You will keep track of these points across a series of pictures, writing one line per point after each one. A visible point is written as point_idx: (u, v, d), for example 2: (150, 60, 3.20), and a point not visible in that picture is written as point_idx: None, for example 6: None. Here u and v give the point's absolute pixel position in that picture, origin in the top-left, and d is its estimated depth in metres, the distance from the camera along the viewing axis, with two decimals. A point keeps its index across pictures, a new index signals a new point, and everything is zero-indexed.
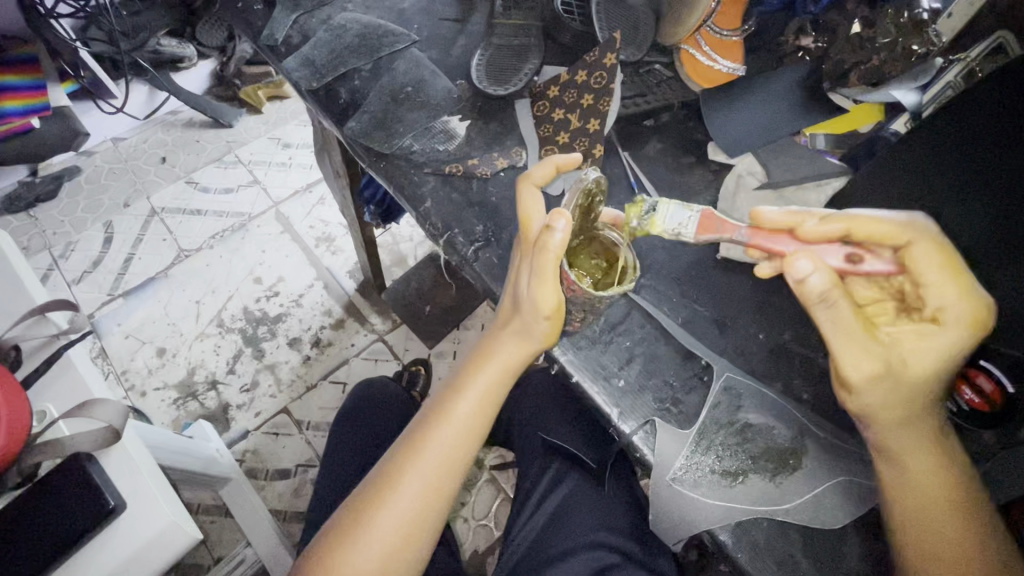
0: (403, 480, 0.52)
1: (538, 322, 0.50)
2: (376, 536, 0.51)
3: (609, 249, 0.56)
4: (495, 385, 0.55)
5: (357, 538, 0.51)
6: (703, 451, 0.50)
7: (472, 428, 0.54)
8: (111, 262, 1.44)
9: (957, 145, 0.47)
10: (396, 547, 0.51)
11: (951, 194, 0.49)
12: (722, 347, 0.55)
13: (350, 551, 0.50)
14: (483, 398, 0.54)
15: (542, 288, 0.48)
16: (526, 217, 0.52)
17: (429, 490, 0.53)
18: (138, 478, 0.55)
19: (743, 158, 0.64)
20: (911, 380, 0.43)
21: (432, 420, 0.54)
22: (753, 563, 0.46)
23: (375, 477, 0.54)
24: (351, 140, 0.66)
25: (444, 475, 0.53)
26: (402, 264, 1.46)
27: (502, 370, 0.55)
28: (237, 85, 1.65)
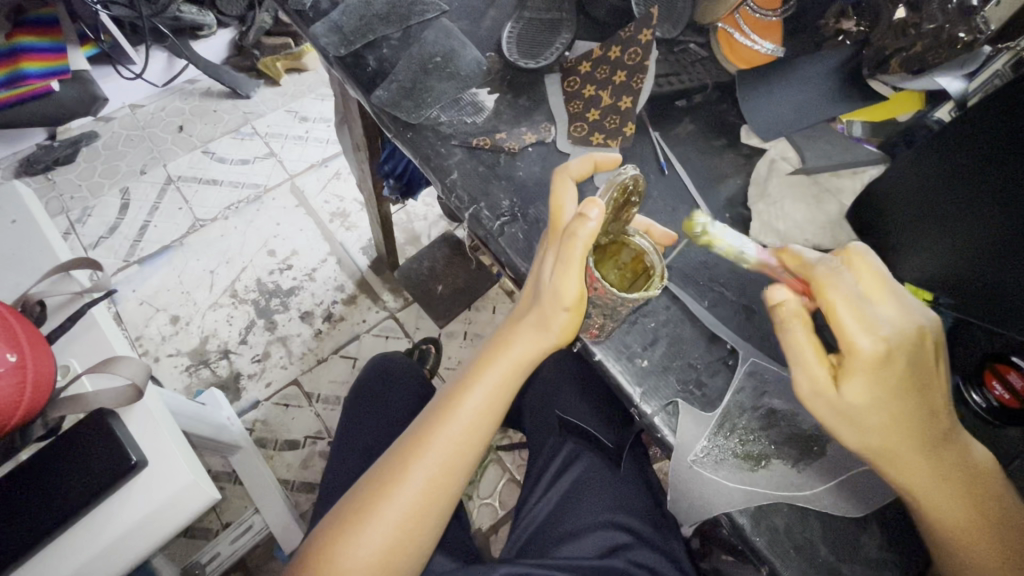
0: (407, 474, 0.52)
1: (557, 314, 0.50)
2: (378, 528, 0.51)
3: (636, 259, 0.54)
4: (509, 378, 0.54)
5: (361, 530, 0.51)
6: (726, 434, 0.49)
7: (481, 422, 0.54)
8: (128, 228, 1.45)
9: (1000, 144, 0.45)
10: (398, 540, 0.51)
11: (977, 199, 0.48)
12: (748, 332, 0.54)
13: (350, 541, 0.50)
14: (492, 394, 0.54)
15: (565, 274, 0.46)
16: (557, 207, 0.51)
17: (434, 483, 0.53)
18: (160, 436, 0.55)
19: (778, 142, 0.63)
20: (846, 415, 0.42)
21: (441, 413, 0.54)
22: (772, 547, 0.46)
23: (381, 467, 0.54)
24: (378, 108, 0.65)
25: (449, 468, 0.53)
26: (415, 242, 1.45)
27: (513, 366, 0.54)
28: (256, 55, 1.66)
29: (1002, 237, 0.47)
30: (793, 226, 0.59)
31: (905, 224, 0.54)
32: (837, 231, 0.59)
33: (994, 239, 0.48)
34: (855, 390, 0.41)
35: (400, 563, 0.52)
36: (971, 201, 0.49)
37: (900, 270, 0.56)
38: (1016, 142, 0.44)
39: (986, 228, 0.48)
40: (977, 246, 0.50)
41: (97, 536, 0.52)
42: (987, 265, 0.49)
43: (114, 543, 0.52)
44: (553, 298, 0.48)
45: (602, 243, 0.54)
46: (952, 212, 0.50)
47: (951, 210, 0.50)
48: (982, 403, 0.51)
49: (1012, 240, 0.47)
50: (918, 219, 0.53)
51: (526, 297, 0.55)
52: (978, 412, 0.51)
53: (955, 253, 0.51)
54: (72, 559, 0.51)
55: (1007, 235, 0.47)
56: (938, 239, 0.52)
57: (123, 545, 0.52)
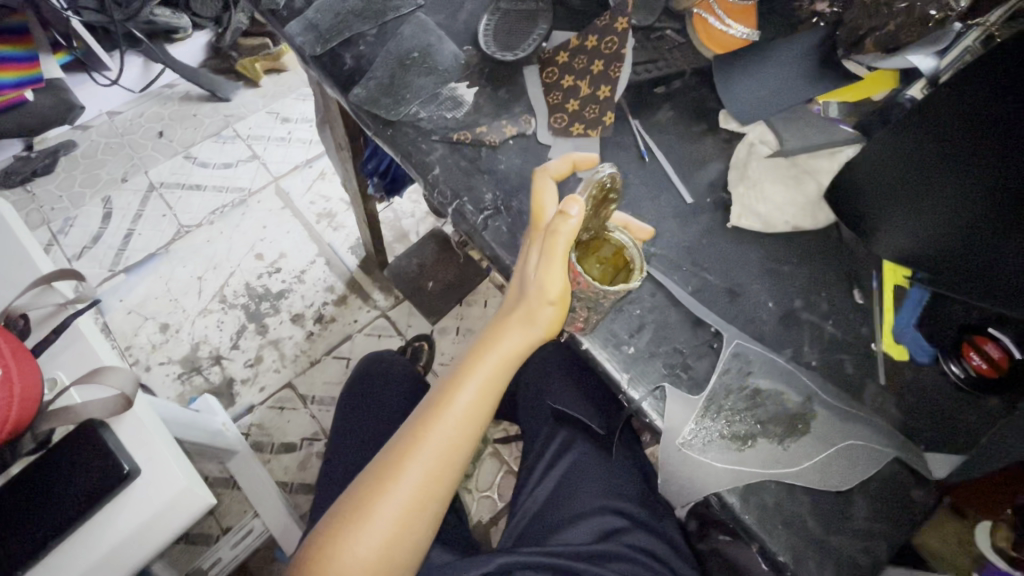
0: (403, 471, 0.52)
1: (543, 308, 0.50)
2: (377, 525, 0.51)
3: (617, 253, 0.54)
4: (499, 370, 0.54)
5: (360, 527, 0.51)
6: (712, 416, 0.50)
7: (474, 414, 0.54)
8: (112, 237, 1.43)
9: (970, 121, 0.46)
10: (398, 535, 0.52)
11: (965, 167, 0.48)
12: (732, 315, 0.55)
13: (349, 538, 0.51)
14: (483, 387, 0.54)
15: (553, 269, 0.48)
16: (538, 206, 0.52)
17: (429, 479, 0.53)
18: (152, 445, 0.55)
19: (758, 126, 0.63)
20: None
21: (434, 408, 0.54)
22: (761, 525, 0.47)
23: (376, 465, 0.54)
24: (357, 107, 0.65)
25: (445, 464, 0.54)
26: (404, 240, 1.45)
27: (504, 358, 0.54)
28: (234, 57, 1.64)
29: (994, 203, 0.47)
30: (773, 209, 0.58)
31: (884, 201, 0.54)
32: (817, 212, 0.59)
33: (983, 207, 0.48)
34: None
35: (401, 556, 0.53)
36: (958, 168, 0.48)
37: (879, 249, 0.57)
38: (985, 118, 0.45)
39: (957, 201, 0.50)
40: (963, 215, 0.50)
41: (92, 546, 0.52)
42: (958, 237, 0.51)
43: (110, 552, 0.52)
44: (540, 296, 0.50)
45: (583, 239, 0.55)
46: (937, 183, 0.50)
47: (936, 181, 0.50)
48: (960, 373, 0.52)
49: (1004, 205, 0.47)
50: (892, 196, 0.54)
51: (513, 290, 0.55)
52: (954, 381, 0.52)
53: (939, 225, 0.52)
54: (67, 571, 0.51)
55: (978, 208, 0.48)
56: (919, 212, 0.53)
57: (120, 554, 0.52)
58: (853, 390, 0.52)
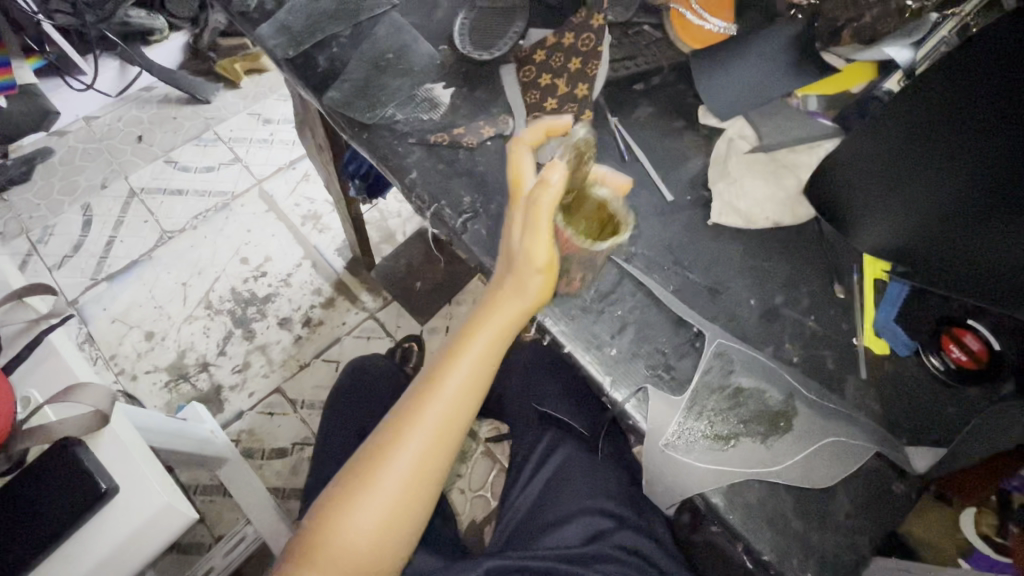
0: (394, 456, 0.51)
1: (530, 278, 0.49)
2: (370, 510, 0.50)
3: (602, 208, 0.52)
4: (489, 350, 0.52)
5: (355, 511, 0.50)
6: (695, 417, 0.50)
7: (466, 396, 0.52)
8: (93, 245, 1.41)
9: (952, 112, 0.45)
10: (392, 519, 0.51)
11: (955, 150, 0.47)
12: (713, 313, 0.55)
13: (347, 516, 0.50)
14: (474, 368, 0.52)
15: (538, 237, 0.47)
16: (517, 177, 0.51)
17: (425, 459, 0.52)
18: (130, 462, 0.54)
19: (735, 122, 0.63)
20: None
21: (424, 391, 0.52)
22: (745, 523, 0.47)
23: (371, 442, 0.53)
24: (332, 111, 0.64)
25: (441, 443, 0.52)
26: (390, 240, 1.44)
27: (495, 336, 0.52)
28: (213, 58, 1.61)
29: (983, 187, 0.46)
30: (753, 204, 0.58)
31: (869, 186, 0.54)
32: (797, 207, 0.58)
33: (972, 191, 0.47)
34: None
35: (397, 540, 0.52)
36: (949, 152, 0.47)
37: (863, 237, 0.56)
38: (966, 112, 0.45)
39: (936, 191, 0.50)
40: (950, 199, 0.49)
41: (72, 566, 0.51)
42: (942, 223, 0.51)
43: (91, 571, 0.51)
44: (528, 267, 0.49)
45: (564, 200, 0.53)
46: (925, 167, 0.49)
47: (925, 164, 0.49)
48: (941, 365, 0.53)
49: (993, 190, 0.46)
50: (869, 185, 0.54)
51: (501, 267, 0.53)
52: (937, 375, 0.53)
53: (925, 209, 0.51)
54: None
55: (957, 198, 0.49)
56: (904, 197, 0.52)
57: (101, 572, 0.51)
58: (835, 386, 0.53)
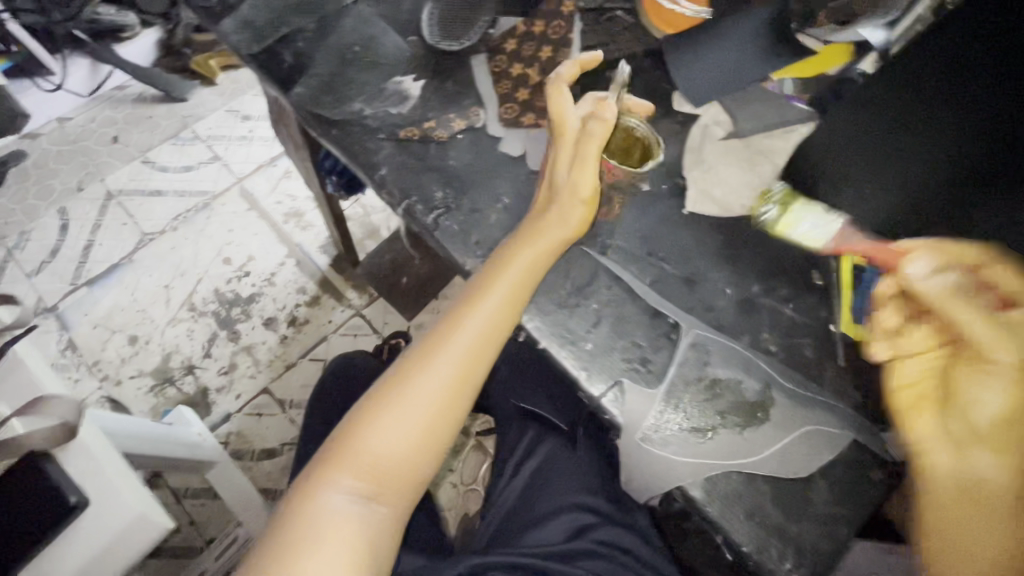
0: (433, 364, 0.51)
1: (571, 208, 0.51)
2: (405, 417, 0.49)
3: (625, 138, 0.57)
4: (529, 272, 0.51)
5: (390, 414, 0.49)
6: (672, 410, 0.49)
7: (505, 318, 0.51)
8: (71, 249, 1.39)
9: (944, 85, 0.43)
10: (424, 433, 0.50)
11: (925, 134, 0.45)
12: (690, 304, 0.54)
13: (369, 436, 0.49)
14: (515, 288, 0.51)
15: (581, 171, 0.51)
16: (560, 110, 0.53)
17: (453, 387, 0.51)
18: (100, 474, 0.53)
19: (709, 108, 0.61)
20: (993, 495, 0.37)
21: (467, 300, 0.52)
22: (724, 515, 0.47)
23: (399, 365, 0.52)
24: (298, 107, 0.62)
25: (480, 356, 0.51)
26: (375, 236, 1.42)
27: (543, 253, 0.52)
28: (187, 54, 1.58)
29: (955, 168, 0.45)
30: (728, 191, 0.58)
31: (842, 173, 0.52)
32: (773, 193, 0.58)
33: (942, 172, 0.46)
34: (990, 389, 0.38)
35: (427, 456, 0.51)
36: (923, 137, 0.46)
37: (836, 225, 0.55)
38: (959, 87, 0.42)
39: (917, 171, 0.48)
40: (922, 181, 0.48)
41: None
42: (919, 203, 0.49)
43: None
44: (572, 198, 0.51)
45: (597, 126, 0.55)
46: (896, 154, 0.48)
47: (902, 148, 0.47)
48: None
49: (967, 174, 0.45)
50: (850, 159, 0.51)
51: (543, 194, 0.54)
52: None
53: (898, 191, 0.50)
54: None
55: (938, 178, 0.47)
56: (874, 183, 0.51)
57: None
58: (813, 373, 0.52)
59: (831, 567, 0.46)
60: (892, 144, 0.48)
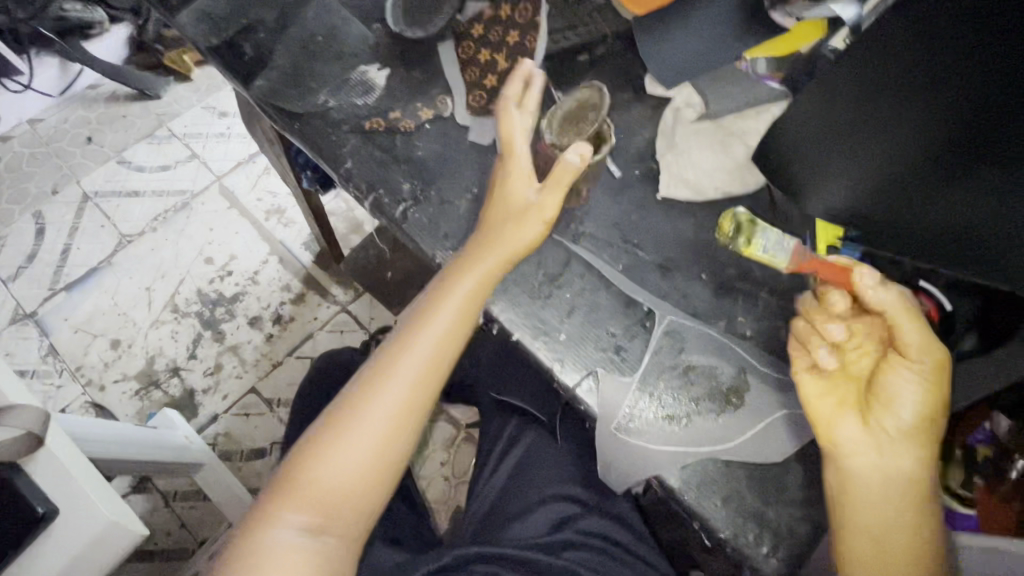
0: (379, 392, 0.51)
1: (531, 225, 0.50)
2: (353, 446, 0.50)
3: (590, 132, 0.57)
4: (471, 298, 0.51)
5: (339, 444, 0.50)
6: (646, 399, 0.49)
7: (449, 341, 0.52)
8: (48, 254, 1.36)
9: (944, 63, 0.42)
10: (374, 461, 0.50)
11: (914, 105, 0.45)
12: (664, 291, 0.53)
13: (318, 463, 0.49)
14: (458, 314, 0.51)
15: (549, 191, 0.51)
16: (510, 138, 0.54)
17: (404, 409, 0.51)
18: (69, 484, 0.52)
19: (682, 88, 0.60)
20: (894, 479, 0.43)
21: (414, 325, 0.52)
22: (700, 502, 0.46)
23: (352, 388, 0.52)
24: (261, 101, 0.61)
25: (426, 382, 0.52)
26: (358, 230, 1.40)
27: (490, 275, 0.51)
28: (158, 50, 1.52)
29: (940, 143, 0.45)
30: (702, 175, 0.56)
31: (824, 143, 0.51)
32: (745, 175, 0.57)
33: (924, 146, 0.46)
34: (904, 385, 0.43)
35: (378, 485, 0.51)
36: (913, 107, 0.45)
37: (817, 199, 0.55)
38: (955, 61, 0.41)
39: (910, 142, 0.46)
40: (905, 154, 0.47)
41: None
42: (898, 177, 0.49)
43: None
44: (537, 212, 0.51)
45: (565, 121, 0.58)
46: (885, 124, 0.47)
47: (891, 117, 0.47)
48: None
49: (950, 148, 0.44)
50: (842, 128, 0.50)
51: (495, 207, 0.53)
52: None
53: (879, 163, 0.49)
54: None
55: (929, 150, 0.46)
56: (855, 153, 0.50)
57: None
58: (788, 356, 0.52)
59: (808, 549, 0.46)
60: (881, 113, 0.47)
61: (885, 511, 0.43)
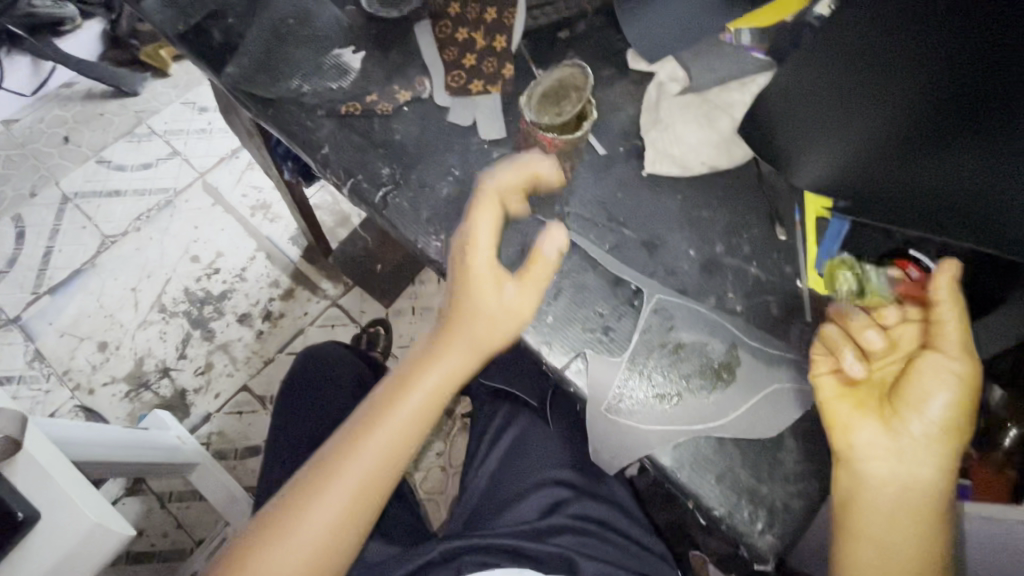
0: (338, 475, 0.48)
1: (506, 321, 0.47)
2: (304, 532, 0.47)
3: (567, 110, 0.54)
4: (440, 385, 0.49)
5: (289, 528, 0.47)
6: (635, 376, 0.48)
7: (418, 423, 0.49)
8: (29, 257, 1.33)
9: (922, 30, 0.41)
10: (321, 551, 0.47)
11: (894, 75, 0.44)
12: (652, 269, 0.52)
13: (274, 546, 0.46)
14: (426, 398, 0.49)
15: (527, 288, 0.47)
16: (480, 240, 0.48)
17: (360, 496, 0.48)
18: (51, 486, 0.51)
19: (665, 63, 0.59)
20: (913, 489, 0.42)
21: (383, 404, 0.49)
22: (695, 480, 0.46)
23: (320, 460, 0.49)
24: (233, 88, 0.59)
25: (387, 467, 0.49)
26: (345, 223, 1.38)
27: (463, 359, 0.49)
28: (134, 45, 1.49)
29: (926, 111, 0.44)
30: (687, 150, 0.55)
31: (807, 118, 0.51)
32: (732, 148, 0.56)
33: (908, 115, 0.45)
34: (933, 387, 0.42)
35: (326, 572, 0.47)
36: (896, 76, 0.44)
37: (800, 175, 0.53)
38: (931, 28, 0.41)
39: (897, 107, 0.45)
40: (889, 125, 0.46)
41: None
42: (885, 150, 0.48)
43: None
44: (512, 314, 0.47)
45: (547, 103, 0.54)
46: (870, 95, 0.46)
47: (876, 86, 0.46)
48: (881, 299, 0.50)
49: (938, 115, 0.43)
50: (827, 98, 0.49)
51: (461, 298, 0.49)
52: None
53: (865, 137, 0.48)
54: None
55: (917, 115, 0.44)
56: (839, 127, 0.49)
57: None
58: (778, 330, 0.51)
59: (804, 524, 0.46)
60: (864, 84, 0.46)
61: (898, 525, 0.42)
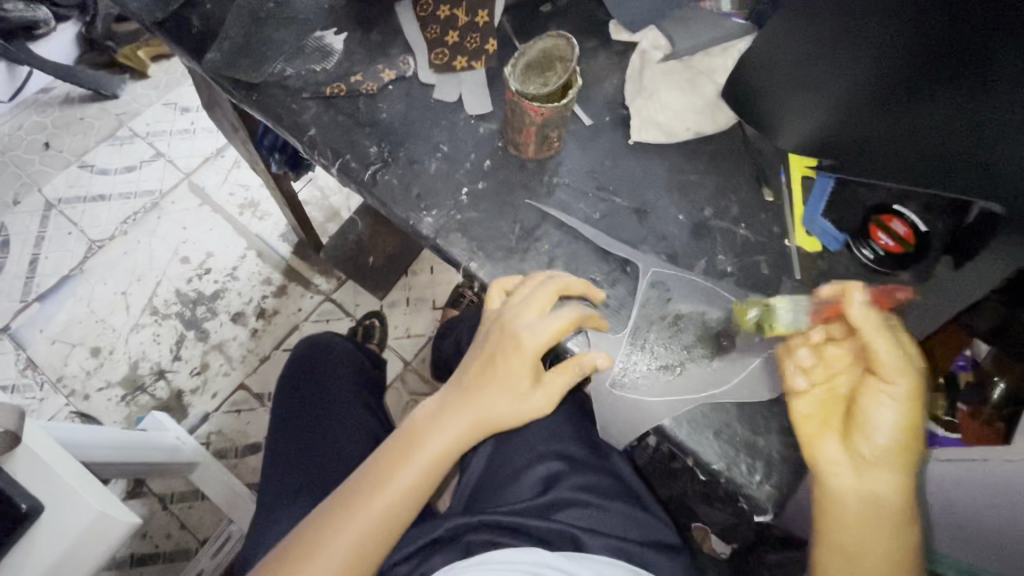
0: (334, 534, 0.49)
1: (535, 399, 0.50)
2: None
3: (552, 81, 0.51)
4: (447, 447, 0.51)
5: None
6: (639, 351, 0.49)
7: (421, 484, 0.51)
8: (16, 266, 1.32)
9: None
10: None
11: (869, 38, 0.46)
12: (642, 236, 0.53)
13: None
14: (430, 461, 0.51)
15: (564, 374, 0.49)
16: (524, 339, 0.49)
17: (357, 554, 0.49)
18: (54, 478, 0.51)
19: (647, 32, 0.59)
20: (878, 503, 0.42)
21: (389, 461, 0.52)
22: (694, 439, 0.47)
23: (316, 519, 0.50)
24: (215, 74, 0.58)
25: (387, 525, 0.50)
26: (336, 218, 1.38)
27: (473, 424, 0.51)
28: (111, 47, 1.45)
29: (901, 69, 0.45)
30: (673, 116, 0.56)
31: (784, 83, 0.52)
32: (717, 114, 0.56)
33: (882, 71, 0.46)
34: (881, 411, 0.41)
35: None
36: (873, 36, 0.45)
37: (784, 135, 0.54)
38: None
39: (872, 68, 0.46)
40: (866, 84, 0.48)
41: None
42: (867, 110, 0.48)
43: None
44: (540, 403, 0.50)
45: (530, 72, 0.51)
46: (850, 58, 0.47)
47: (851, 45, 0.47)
48: (871, 254, 0.52)
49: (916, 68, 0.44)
50: (802, 63, 0.50)
51: (489, 367, 0.51)
52: (866, 263, 0.53)
53: (843, 100, 0.49)
54: None
55: (895, 71, 0.45)
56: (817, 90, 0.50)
57: None
58: (768, 290, 0.52)
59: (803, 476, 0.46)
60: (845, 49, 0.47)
61: (863, 532, 0.43)
